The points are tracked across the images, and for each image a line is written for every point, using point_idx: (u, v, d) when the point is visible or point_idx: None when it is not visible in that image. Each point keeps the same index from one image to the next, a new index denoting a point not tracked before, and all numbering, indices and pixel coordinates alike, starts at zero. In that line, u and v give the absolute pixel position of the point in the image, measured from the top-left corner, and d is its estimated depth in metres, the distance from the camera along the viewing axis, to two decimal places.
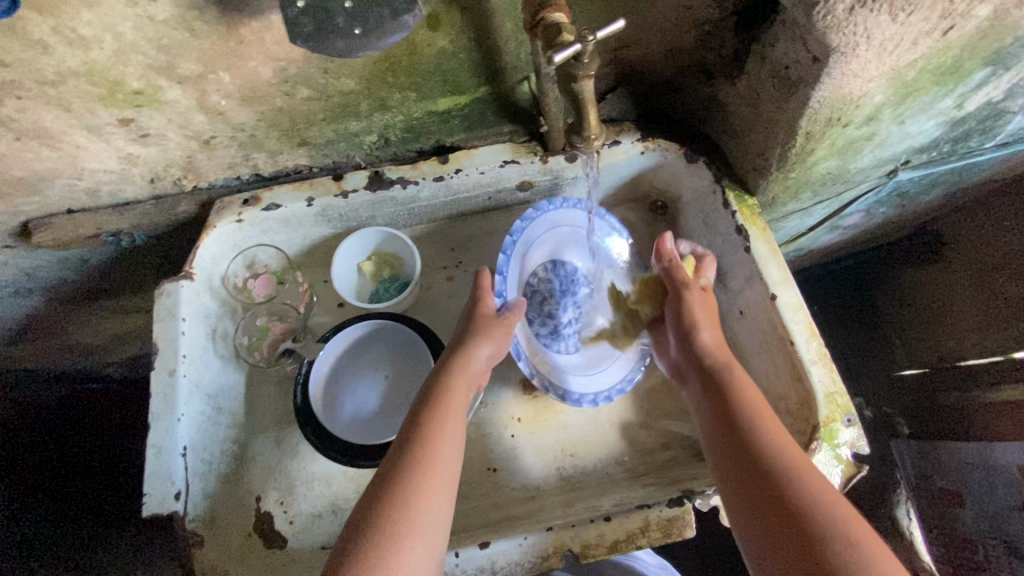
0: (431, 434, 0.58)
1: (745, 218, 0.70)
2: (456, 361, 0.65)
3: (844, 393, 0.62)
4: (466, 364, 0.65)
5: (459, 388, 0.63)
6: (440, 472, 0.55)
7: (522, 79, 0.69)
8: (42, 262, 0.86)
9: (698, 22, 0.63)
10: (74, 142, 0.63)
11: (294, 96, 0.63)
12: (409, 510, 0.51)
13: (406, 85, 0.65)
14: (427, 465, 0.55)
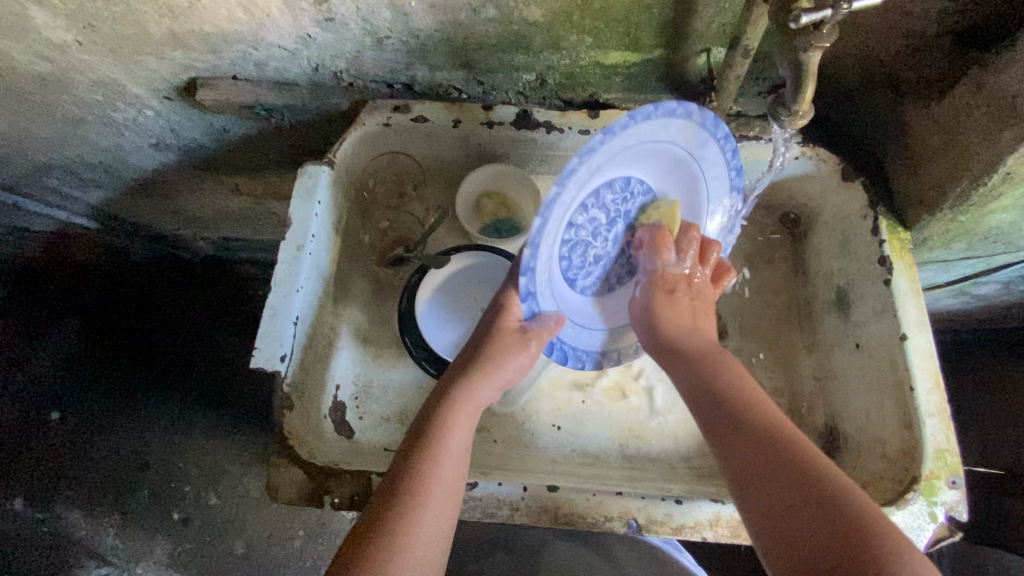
0: (432, 443, 0.55)
1: (892, 248, 0.66)
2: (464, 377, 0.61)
3: (956, 454, 0.58)
4: (475, 380, 0.60)
5: (466, 400, 0.59)
6: (438, 469, 0.53)
7: (701, 51, 0.67)
8: (189, 123, 0.90)
9: (908, 35, 0.60)
10: (266, 10, 0.66)
11: (479, 14, 0.63)
12: (406, 520, 0.50)
13: (587, 29, 0.64)
14: (424, 474, 0.52)
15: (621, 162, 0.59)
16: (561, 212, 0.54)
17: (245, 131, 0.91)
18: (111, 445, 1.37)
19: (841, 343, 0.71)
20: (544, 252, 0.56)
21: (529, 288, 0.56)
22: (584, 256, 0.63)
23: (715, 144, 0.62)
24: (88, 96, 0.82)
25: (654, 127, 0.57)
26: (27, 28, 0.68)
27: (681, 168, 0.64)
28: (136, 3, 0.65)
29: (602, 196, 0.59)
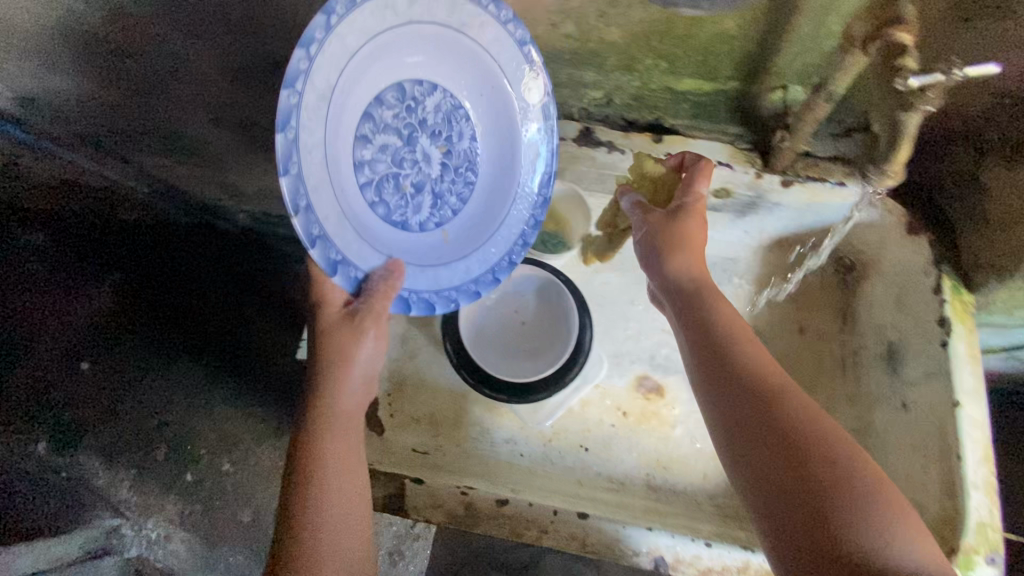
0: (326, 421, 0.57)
1: (954, 310, 0.64)
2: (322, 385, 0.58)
3: (998, 530, 0.57)
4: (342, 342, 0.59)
5: (344, 365, 0.59)
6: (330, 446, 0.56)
7: (778, 87, 0.65)
8: (251, 103, 0.91)
9: (997, 94, 0.59)
10: None
11: (558, 30, 0.63)
12: (313, 498, 0.53)
13: (665, 54, 0.63)
14: (324, 454, 0.55)
15: (365, 65, 0.54)
16: (318, 154, 0.50)
17: None
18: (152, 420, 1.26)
19: (886, 399, 0.70)
20: (330, 215, 0.52)
21: (333, 259, 0.52)
22: (396, 189, 0.60)
23: (490, 22, 0.59)
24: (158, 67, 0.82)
25: (376, 13, 0.52)
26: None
27: (448, 49, 0.59)
28: None
29: (372, 115, 0.56)
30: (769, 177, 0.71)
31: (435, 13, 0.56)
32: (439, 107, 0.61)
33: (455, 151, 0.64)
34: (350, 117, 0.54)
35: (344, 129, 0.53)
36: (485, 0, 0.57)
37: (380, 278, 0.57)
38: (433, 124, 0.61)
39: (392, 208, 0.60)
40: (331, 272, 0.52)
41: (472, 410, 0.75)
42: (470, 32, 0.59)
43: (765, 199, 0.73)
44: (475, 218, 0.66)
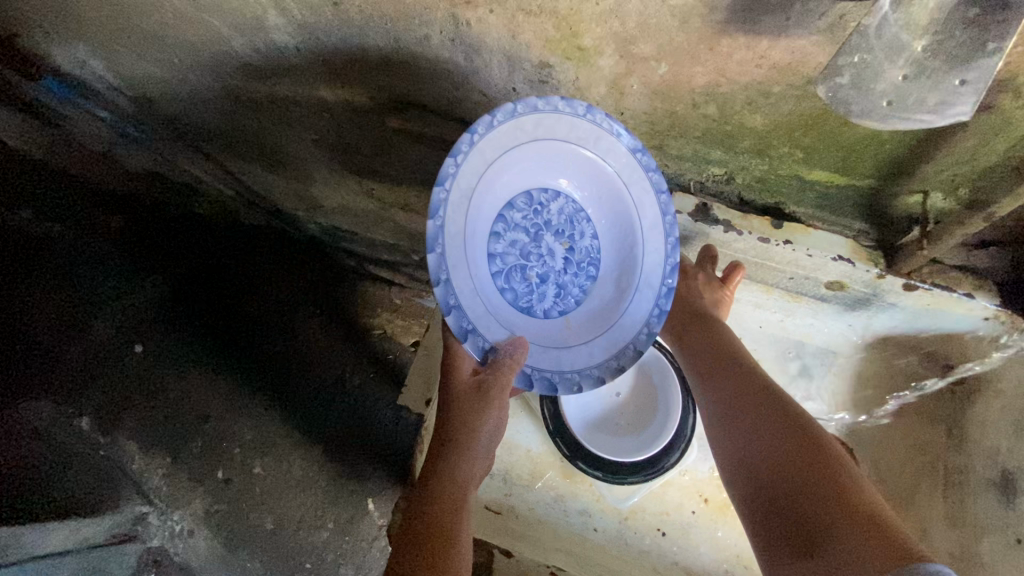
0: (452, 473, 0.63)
1: None
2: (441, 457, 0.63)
3: None
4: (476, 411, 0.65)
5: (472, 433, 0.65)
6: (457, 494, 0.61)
7: (917, 191, 0.63)
8: (359, 132, 0.93)
9: None
10: (486, 61, 0.67)
11: (697, 109, 0.62)
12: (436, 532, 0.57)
13: (804, 145, 0.62)
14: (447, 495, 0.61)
15: (503, 174, 0.62)
16: (457, 242, 0.59)
17: (408, 150, 0.94)
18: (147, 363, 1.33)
19: (998, 531, 0.65)
20: (463, 292, 0.60)
21: (463, 326, 0.61)
22: (524, 278, 0.67)
23: (607, 135, 0.62)
24: (283, 89, 0.86)
25: (508, 132, 0.59)
26: (263, 27, 0.73)
27: (570, 158, 0.65)
28: (370, 28, 0.68)
29: (505, 217, 0.65)
30: (891, 279, 0.68)
31: (559, 130, 0.62)
32: (567, 209, 0.68)
33: (580, 248, 0.69)
34: (484, 215, 0.63)
35: (479, 226, 0.62)
36: (599, 116, 0.61)
37: (504, 352, 0.63)
38: (555, 225, 0.67)
39: (519, 294, 0.67)
40: (464, 340, 0.61)
41: (549, 472, 0.73)
42: (593, 143, 0.63)
43: (881, 298, 0.71)
44: (598, 309, 0.70)
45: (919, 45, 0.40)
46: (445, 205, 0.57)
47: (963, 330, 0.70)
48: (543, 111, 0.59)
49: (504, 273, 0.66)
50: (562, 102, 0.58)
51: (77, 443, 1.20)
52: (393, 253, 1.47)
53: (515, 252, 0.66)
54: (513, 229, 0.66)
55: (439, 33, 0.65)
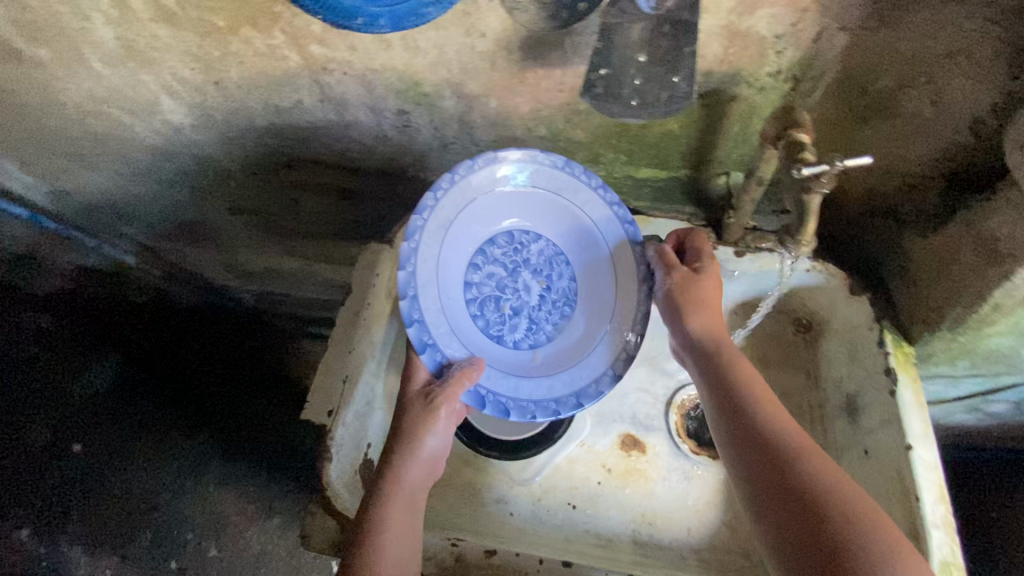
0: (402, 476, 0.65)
1: (897, 361, 0.72)
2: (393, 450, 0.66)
3: (962, 568, 0.60)
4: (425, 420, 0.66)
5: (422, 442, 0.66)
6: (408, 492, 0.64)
7: (722, 173, 0.76)
8: (266, 194, 1.02)
9: (906, 176, 0.68)
10: (355, 115, 0.79)
11: (533, 131, 0.75)
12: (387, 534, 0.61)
13: (623, 150, 0.75)
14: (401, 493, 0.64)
15: (480, 214, 0.72)
16: (428, 265, 0.69)
17: (313, 205, 1.04)
18: (89, 466, 1.43)
19: (852, 449, 0.75)
20: (428, 308, 0.68)
21: (422, 339, 0.67)
22: (498, 309, 0.73)
23: (583, 187, 0.72)
24: (188, 165, 0.96)
25: (481, 175, 0.70)
26: (156, 110, 0.83)
27: (550, 206, 0.74)
28: (249, 100, 0.79)
29: (486, 252, 0.73)
30: (723, 249, 0.77)
31: (531, 178, 0.72)
32: (545, 251, 0.74)
33: (557, 287, 0.74)
34: (460, 248, 0.72)
35: (454, 256, 0.72)
36: (578, 169, 0.71)
37: (458, 367, 0.67)
38: (533, 264, 0.74)
39: (491, 322, 0.73)
40: (422, 351, 0.67)
41: (463, 469, 0.79)
42: (571, 193, 0.72)
43: (723, 269, 0.80)
44: (568, 341, 0.74)
45: (642, 57, 0.53)
46: (420, 230, 0.68)
47: (796, 285, 0.80)
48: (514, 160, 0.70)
49: (477, 300, 0.73)
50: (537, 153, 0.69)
51: (33, 548, 1.36)
52: (327, 308, 1.54)
53: (492, 284, 0.73)
54: (498, 262, 0.74)
55: (309, 97, 0.76)
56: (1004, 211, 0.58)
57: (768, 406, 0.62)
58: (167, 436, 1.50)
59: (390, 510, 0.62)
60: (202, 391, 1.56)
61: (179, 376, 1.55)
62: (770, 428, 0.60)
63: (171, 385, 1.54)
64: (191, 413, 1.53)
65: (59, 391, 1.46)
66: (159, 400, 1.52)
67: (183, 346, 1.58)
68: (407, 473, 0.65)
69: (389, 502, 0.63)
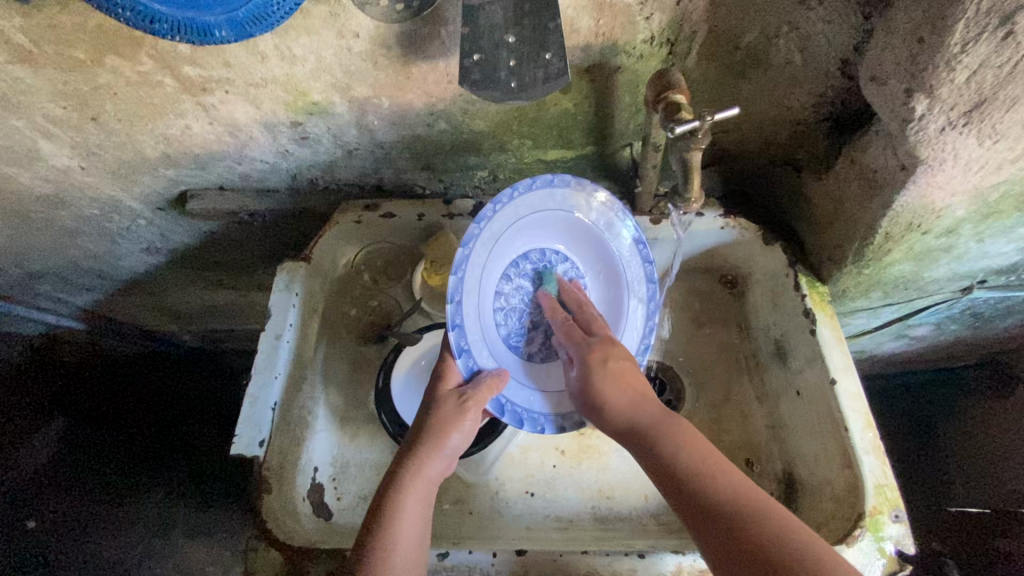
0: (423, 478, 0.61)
1: (813, 301, 0.75)
2: (420, 446, 0.63)
3: (895, 489, 0.63)
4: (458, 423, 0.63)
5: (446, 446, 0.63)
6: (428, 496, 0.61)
7: (626, 145, 0.78)
8: (178, 228, 0.98)
9: (795, 121, 0.70)
10: (250, 134, 0.76)
11: (433, 127, 0.74)
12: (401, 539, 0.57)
13: (527, 134, 0.75)
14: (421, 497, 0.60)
15: (528, 230, 0.70)
16: (476, 275, 0.64)
17: (231, 233, 1.00)
18: (46, 542, 1.38)
19: (786, 391, 0.77)
20: (469, 312, 0.64)
21: (461, 344, 0.64)
22: (520, 322, 0.72)
23: (616, 223, 0.74)
24: (87, 211, 0.91)
25: (543, 197, 0.68)
26: (36, 157, 0.78)
27: (582, 233, 0.74)
28: (135, 132, 0.75)
29: (518, 263, 0.71)
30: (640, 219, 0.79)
31: (589, 211, 0.72)
32: (563, 272, 0.75)
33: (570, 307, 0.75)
34: (501, 257, 0.68)
35: (496, 264, 0.68)
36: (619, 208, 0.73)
37: (489, 373, 0.65)
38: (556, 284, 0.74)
39: (512, 334, 0.71)
40: (459, 356, 0.63)
41: None
42: (605, 226, 0.74)
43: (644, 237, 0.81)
44: None
45: (511, 38, 0.53)
46: (475, 240, 0.62)
47: (714, 244, 0.83)
48: (575, 189, 0.70)
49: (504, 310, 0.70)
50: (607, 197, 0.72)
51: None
52: None
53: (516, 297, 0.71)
54: (530, 273, 0.72)
55: (197, 121, 0.73)
56: (875, 143, 0.60)
57: (703, 458, 0.55)
58: (127, 496, 1.44)
59: (403, 513, 0.58)
60: (157, 444, 1.50)
61: (133, 432, 1.50)
62: (709, 483, 0.53)
63: (126, 444, 1.49)
64: (149, 468, 1.47)
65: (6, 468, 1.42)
66: (114, 461, 1.47)
67: (132, 401, 1.52)
68: (426, 474, 0.61)
69: (405, 504, 0.59)
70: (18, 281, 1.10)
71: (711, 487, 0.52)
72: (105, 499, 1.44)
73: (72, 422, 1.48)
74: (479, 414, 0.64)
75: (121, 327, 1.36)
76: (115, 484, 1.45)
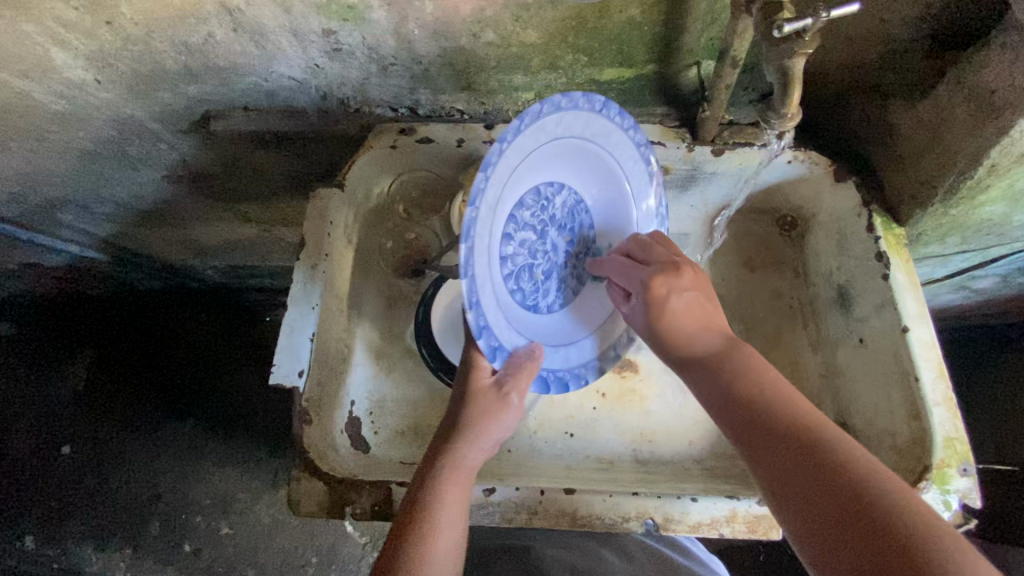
0: (457, 465, 0.58)
1: (888, 244, 0.68)
2: (457, 433, 0.60)
3: (965, 442, 0.59)
4: (496, 413, 0.60)
5: (481, 434, 0.60)
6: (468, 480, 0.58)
7: (692, 64, 0.70)
8: (200, 153, 0.93)
9: (887, 39, 0.62)
10: (277, 44, 0.69)
11: (479, 38, 0.67)
12: (435, 523, 0.54)
13: (583, 49, 0.68)
14: (453, 483, 0.57)
15: (527, 172, 0.57)
16: (483, 258, 0.52)
17: (255, 159, 0.94)
18: (80, 466, 1.43)
19: (845, 340, 0.73)
20: (481, 286, 0.53)
21: (480, 324, 0.54)
22: (532, 277, 0.62)
23: (616, 129, 0.64)
24: (106, 131, 0.85)
25: (531, 136, 0.55)
26: (49, 68, 0.72)
27: (581, 156, 0.63)
28: (154, 40, 0.69)
29: (518, 215, 0.58)
30: (700, 150, 0.72)
31: (579, 127, 0.60)
32: (565, 201, 0.64)
33: (579, 237, 0.67)
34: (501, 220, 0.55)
35: (495, 232, 0.55)
36: (612, 110, 0.62)
37: (520, 359, 0.59)
38: (559, 220, 0.64)
39: (526, 293, 0.62)
40: (492, 358, 0.57)
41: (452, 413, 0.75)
42: (603, 137, 0.63)
43: (702, 171, 0.75)
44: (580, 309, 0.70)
45: None
46: (477, 223, 0.50)
47: (778, 180, 0.76)
48: (576, 111, 0.58)
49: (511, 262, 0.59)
50: (589, 98, 0.58)
51: (41, 552, 1.36)
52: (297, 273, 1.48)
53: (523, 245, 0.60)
54: (540, 219, 0.61)
55: (220, 28, 0.67)
56: (998, 59, 0.53)
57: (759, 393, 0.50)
58: (159, 426, 1.47)
59: (447, 498, 0.56)
60: (185, 376, 1.52)
61: (163, 365, 1.52)
62: (769, 406, 0.48)
63: (155, 376, 1.51)
64: (179, 400, 1.50)
65: (38, 394, 1.47)
66: (146, 392, 1.49)
67: (162, 335, 1.54)
68: (467, 461, 0.59)
69: (445, 486, 0.56)
70: (41, 208, 1.06)
71: (779, 409, 0.48)
72: (138, 430, 1.47)
73: (105, 355, 1.51)
74: (524, 393, 0.61)
75: (149, 260, 1.35)
76: (149, 415, 1.48)
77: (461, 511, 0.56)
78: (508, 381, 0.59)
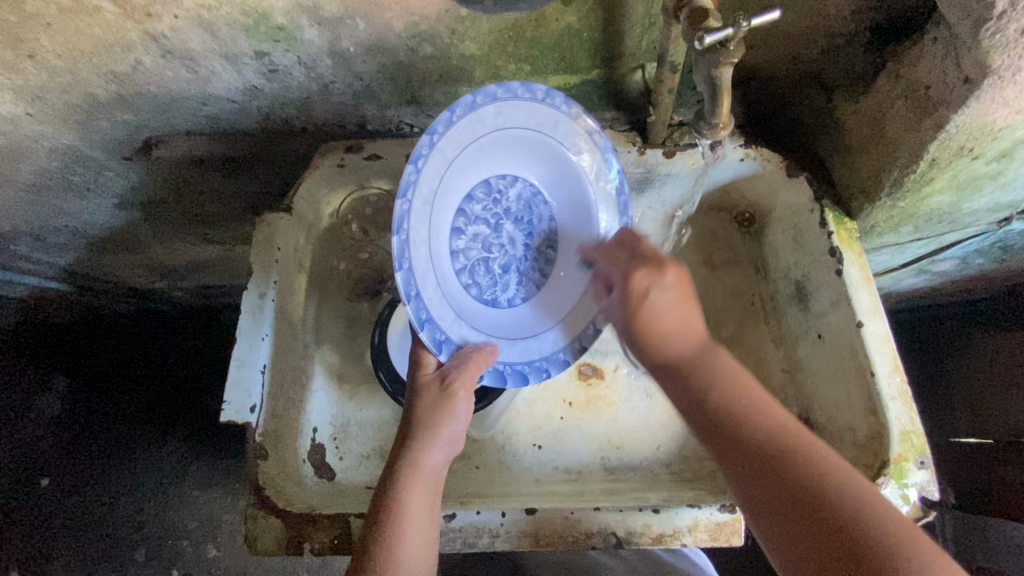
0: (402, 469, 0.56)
1: (841, 239, 0.68)
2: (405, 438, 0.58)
3: (922, 435, 0.60)
4: (436, 414, 0.58)
5: (427, 441, 0.58)
6: (416, 478, 0.56)
7: (637, 68, 0.70)
8: (151, 178, 0.90)
9: (828, 33, 0.61)
10: (211, 68, 0.67)
11: (418, 52, 0.65)
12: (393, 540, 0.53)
13: (524, 58, 0.67)
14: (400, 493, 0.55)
15: (477, 159, 0.61)
16: (422, 250, 0.58)
17: (207, 183, 0.92)
18: (59, 499, 1.39)
19: (805, 335, 0.73)
20: (421, 276, 0.58)
21: (422, 316, 0.58)
22: (487, 270, 0.66)
23: (567, 117, 0.62)
24: (46, 163, 0.82)
25: (467, 129, 0.58)
26: None
27: (534, 147, 0.64)
28: (81, 71, 0.66)
29: (464, 211, 0.63)
30: (652, 152, 0.71)
31: (527, 119, 0.61)
32: (521, 197, 0.66)
33: (537, 229, 0.68)
34: (443, 217, 0.61)
35: (440, 223, 0.61)
36: (558, 100, 0.61)
37: (474, 347, 0.61)
38: (515, 214, 0.67)
39: (483, 287, 0.66)
40: (437, 350, 0.59)
41: None
42: (551, 128, 0.62)
43: (657, 172, 0.73)
44: (538, 305, 0.68)
45: None
46: (408, 216, 0.55)
47: (735, 176, 0.75)
48: (523, 100, 0.59)
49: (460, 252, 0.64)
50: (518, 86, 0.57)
51: None
52: None
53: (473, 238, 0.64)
54: (497, 214, 0.65)
55: (147, 54, 0.64)
56: (931, 54, 0.53)
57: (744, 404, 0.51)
58: (140, 451, 1.45)
59: (405, 509, 0.55)
60: (163, 398, 1.49)
61: (139, 389, 1.49)
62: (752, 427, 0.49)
63: (133, 400, 1.48)
64: (158, 423, 1.47)
65: (13, 428, 1.42)
66: (124, 417, 1.46)
67: (137, 358, 1.50)
68: (426, 466, 0.57)
69: (405, 490, 0.55)
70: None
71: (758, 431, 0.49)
72: (118, 456, 1.44)
73: (79, 382, 1.47)
74: (471, 386, 0.59)
75: (113, 285, 1.31)
76: (128, 440, 1.45)
77: (424, 519, 0.55)
78: (453, 373, 0.59)
